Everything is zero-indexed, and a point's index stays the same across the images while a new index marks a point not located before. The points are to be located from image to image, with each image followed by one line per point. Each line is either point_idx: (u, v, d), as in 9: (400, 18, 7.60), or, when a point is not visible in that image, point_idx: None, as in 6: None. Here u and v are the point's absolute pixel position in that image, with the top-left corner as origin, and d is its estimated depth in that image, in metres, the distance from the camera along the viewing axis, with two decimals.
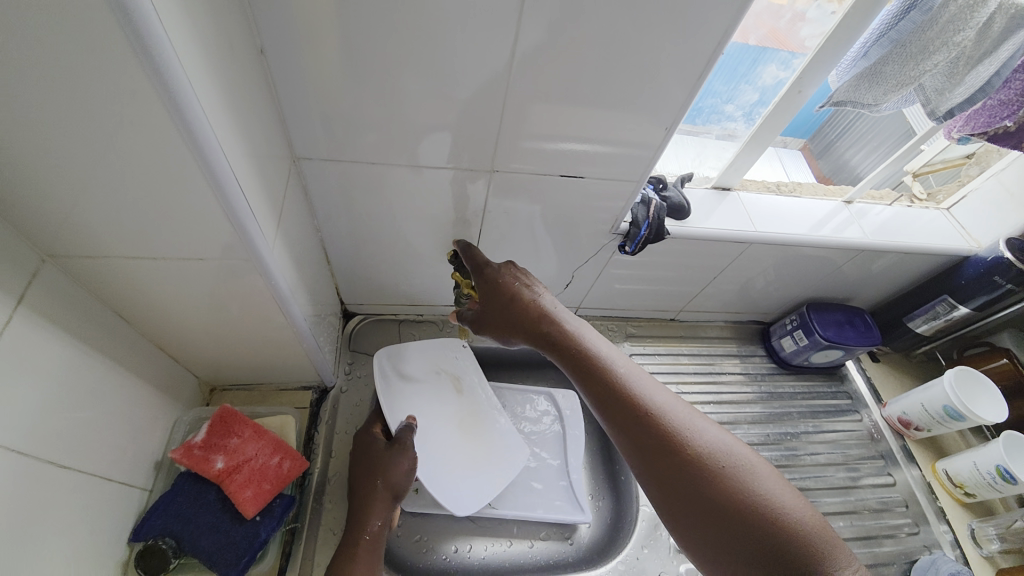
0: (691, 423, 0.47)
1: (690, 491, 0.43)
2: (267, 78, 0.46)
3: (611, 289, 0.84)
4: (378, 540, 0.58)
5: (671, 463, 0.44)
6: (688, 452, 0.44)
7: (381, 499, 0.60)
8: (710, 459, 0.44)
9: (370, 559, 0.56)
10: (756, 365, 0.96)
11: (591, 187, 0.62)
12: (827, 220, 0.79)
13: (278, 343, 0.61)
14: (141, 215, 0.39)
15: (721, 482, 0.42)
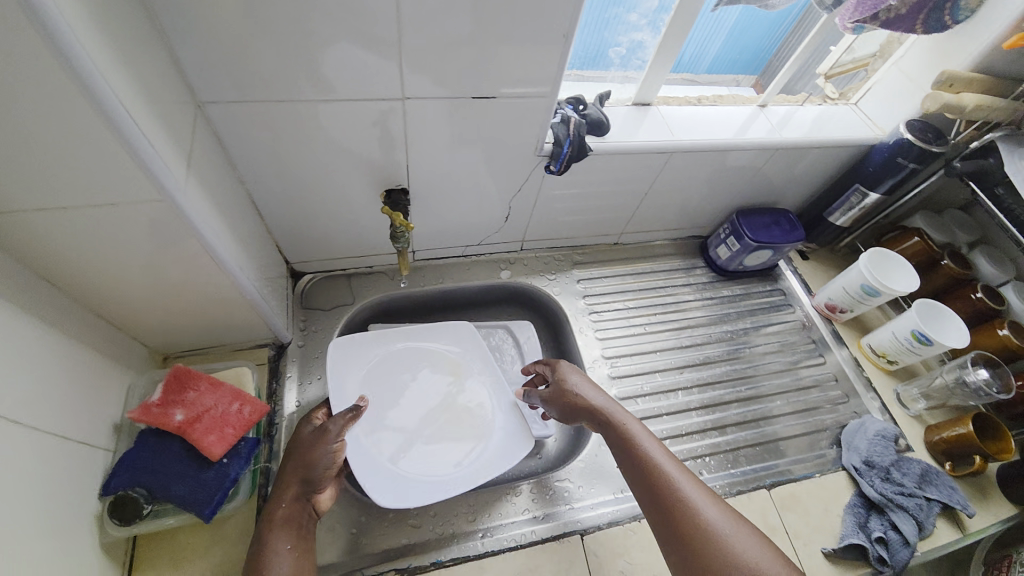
0: (697, 500, 0.55)
1: (688, 565, 0.52)
2: (149, 14, 0.44)
3: (552, 218, 0.87)
4: (295, 522, 0.55)
5: (673, 529, 0.54)
6: (687, 525, 0.54)
7: (295, 482, 0.57)
8: (704, 532, 0.53)
9: (290, 541, 0.54)
10: (697, 276, 1.01)
11: (509, 111, 0.63)
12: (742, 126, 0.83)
13: (220, 303, 0.61)
14: (42, 164, 0.38)
15: (708, 552, 0.51)
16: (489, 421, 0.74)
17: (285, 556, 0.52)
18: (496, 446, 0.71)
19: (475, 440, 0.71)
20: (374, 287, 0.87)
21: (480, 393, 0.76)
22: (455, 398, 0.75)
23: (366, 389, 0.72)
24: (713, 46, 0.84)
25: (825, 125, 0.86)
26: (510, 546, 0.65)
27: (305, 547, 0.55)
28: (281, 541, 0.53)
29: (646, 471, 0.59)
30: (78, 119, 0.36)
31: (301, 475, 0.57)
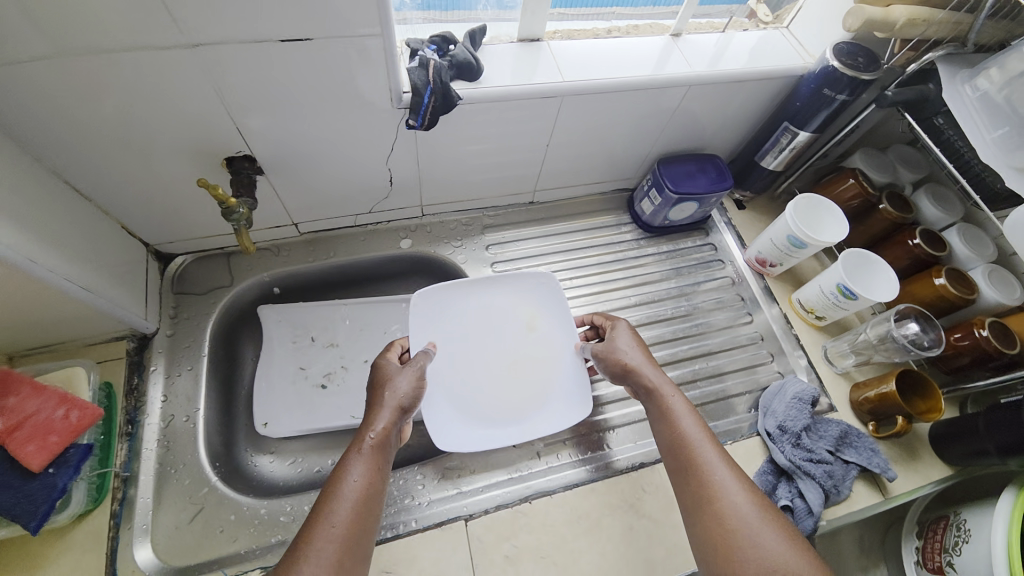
0: (725, 477, 0.55)
1: (696, 524, 0.54)
2: None
3: (446, 180, 0.78)
4: (382, 446, 0.57)
5: (697, 498, 0.54)
6: (710, 499, 0.54)
7: (387, 410, 0.59)
8: (725, 509, 0.53)
9: (373, 461, 0.55)
10: (623, 234, 0.94)
11: (342, 55, 0.53)
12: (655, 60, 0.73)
13: (34, 299, 0.54)
14: None
15: (725, 528, 0.52)
16: (556, 376, 0.75)
17: (362, 474, 0.54)
18: (557, 402, 0.73)
19: (540, 393, 0.73)
20: (257, 266, 0.79)
21: (555, 350, 0.76)
22: (525, 350, 0.76)
23: (449, 337, 0.74)
24: None
25: (749, 57, 0.76)
26: (388, 536, 0.61)
27: (383, 471, 0.56)
28: (369, 460, 0.55)
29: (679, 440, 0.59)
30: None
31: (395, 404, 0.60)
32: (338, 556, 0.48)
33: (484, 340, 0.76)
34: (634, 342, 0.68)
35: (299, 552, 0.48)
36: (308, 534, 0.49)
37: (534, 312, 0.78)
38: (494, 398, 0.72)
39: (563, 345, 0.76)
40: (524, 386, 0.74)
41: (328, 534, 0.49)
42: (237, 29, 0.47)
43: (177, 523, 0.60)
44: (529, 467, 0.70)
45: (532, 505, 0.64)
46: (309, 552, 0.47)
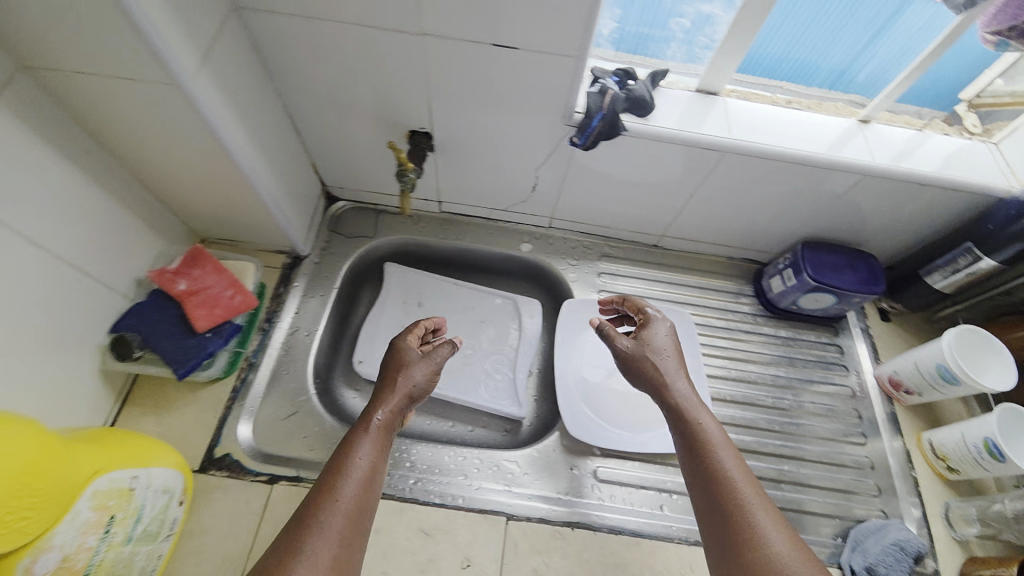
0: (763, 523, 0.48)
1: None
2: None
3: (582, 201, 0.81)
4: (389, 427, 0.57)
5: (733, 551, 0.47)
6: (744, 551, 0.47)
7: (399, 394, 0.59)
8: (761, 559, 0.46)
9: (379, 439, 0.55)
10: (742, 306, 0.89)
11: (538, 68, 0.58)
12: (834, 139, 0.70)
13: (237, 200, 0.67)
14: (64, 25, 0.42)
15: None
16: None
17: (368, 451, 0.53)
18: None
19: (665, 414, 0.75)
20: (398, 229, 0.89)
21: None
22: None
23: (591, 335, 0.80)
24: None
25: (935, 163, 0.69)
26: (435, 502, 0.65)
27: (387, 453, 0.56)
28: (372, 439, 0.55)
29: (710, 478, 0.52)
30: None
31: (406, 388, 0.59)
32: (347, 527, 0.48)
33: None
34: (670, 351, 0.62)
35: (304, 520, 0.47)
36: (313, 503, 0.48)
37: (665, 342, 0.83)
38: (614, 402, 0.76)
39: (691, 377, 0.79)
40: (644, 399, 0.76)
41: (338, 505, 0.49)
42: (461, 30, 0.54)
43: (274, 416, 0.69)
44: (583, 495, 0.67)
45: (574, 531, 0.64)
46: (316, 521, 0.47)
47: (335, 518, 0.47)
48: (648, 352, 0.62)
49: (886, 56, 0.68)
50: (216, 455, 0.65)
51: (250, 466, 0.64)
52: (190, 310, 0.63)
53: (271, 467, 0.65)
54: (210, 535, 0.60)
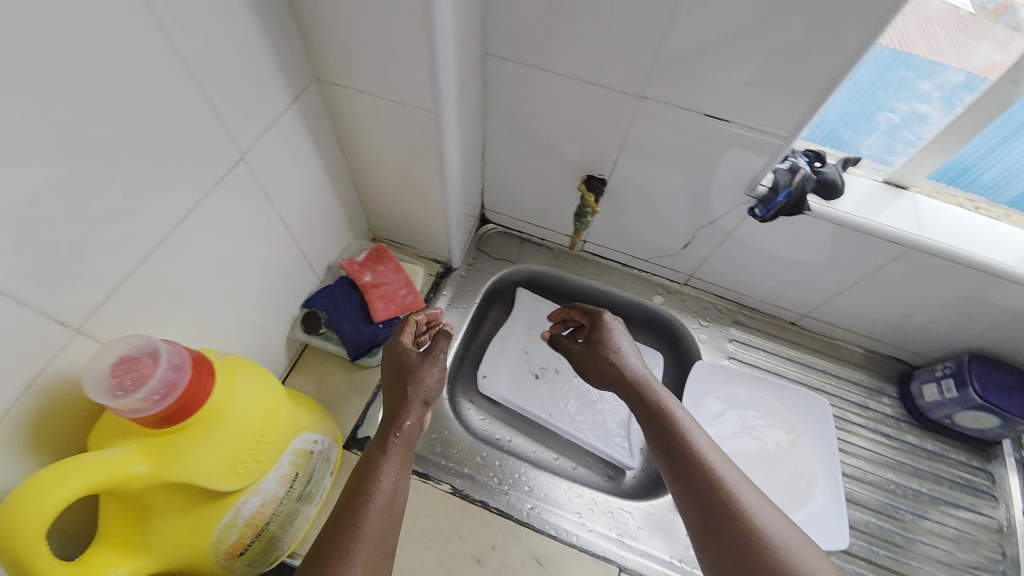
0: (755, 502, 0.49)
1: None
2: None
3: (730, 266, 0.82)
4: (409, 440, 0.57)
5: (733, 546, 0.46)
6: (733, 532, 0.47)
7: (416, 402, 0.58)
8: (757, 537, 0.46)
9: (402, 453, 0.55)
10: (882, 405, 0.86)
11: (742, 141, 0.61)
12: None
13: (427, 211, 0.75)
14: (373, 58, 0.51)
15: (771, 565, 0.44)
16: (810, 496, 0.72)
17: (394, 469, 0.53)
18: (805, 519, 0.70)
19: (789, 503, 0.72)
20: (538, 258, 0.94)
21: (810, 472, 0.74)
22: (781, 457, 0.76)
23: (719, 401, 0.79)
24: None
25: None
26: (549, 533, 0.66)
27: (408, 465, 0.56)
28: (397, 455, 0.55)
29: (691, 462, 0.52)
30: (412, 29, 0.46)
31: (423, 396, 0.59)
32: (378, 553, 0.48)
33: (745, 428, 0.78)
34: (624, 343, 0.65)
35: (332, 555, 0.46)
36: (340, 535, 0.47)
37: (795, 426, 0.78)
38: None
39: (820, 469, 0.75)
40: (768, 482, 0.73)
41: (366, 531, 0.48)
42: (678, 99, 0.59)
43: None
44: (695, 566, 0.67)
45: None
46: (348, 550, 0.46)
47: (365, 546, 0.47)
48: (616, 349, 0.64)
49: (1017, 159, 0.65)
50: (360, 436, 0.70)
51: None
52: (373, 300, 0.71)
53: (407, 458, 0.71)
54: None
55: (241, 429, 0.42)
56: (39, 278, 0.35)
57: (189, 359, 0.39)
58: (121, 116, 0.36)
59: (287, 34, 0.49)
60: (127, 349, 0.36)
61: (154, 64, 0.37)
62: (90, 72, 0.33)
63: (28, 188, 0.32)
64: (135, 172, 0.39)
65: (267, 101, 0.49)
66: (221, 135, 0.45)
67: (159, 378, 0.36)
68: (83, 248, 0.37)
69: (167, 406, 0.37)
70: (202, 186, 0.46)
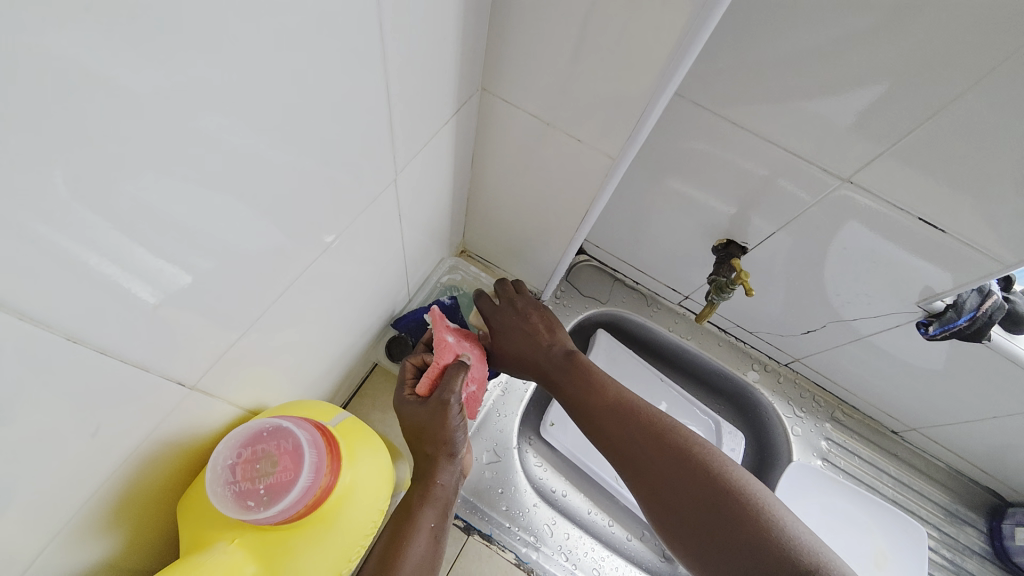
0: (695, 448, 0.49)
1: (693, 521, 0.46)
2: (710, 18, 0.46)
3: (848, 363, 0.74)
4: (443, 498, 0.48)
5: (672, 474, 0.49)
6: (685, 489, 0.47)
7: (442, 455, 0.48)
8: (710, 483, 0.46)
9: (434, 515, 0.46)
10: (967, 537, 0.79)
11: (943, 252, 0.52)
12: None
13: (541, 243, 0.66)
14: (565, 84, 0.43)
15: (736, 505, 0.45)
16: None
17: (428, 537, 0.45)
18: None
19: None
20: (628, 304, 0.85)
21: None
22: None
23: (809, 510, 0.73)
24: None
25: None
26: None
27: (445, 524, 0.48)
28: (429, 516, 0.46)
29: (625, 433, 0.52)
30: (640, 70, 0.38)
31: (445, 448, 0.48)
32: None
33: (831, 541, 0.72)
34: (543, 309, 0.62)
35: None
36: None
37: (882, 547, 0.72)
38: None
39: None
40: None
41: None
42: (888, 192, 0.51)
43: (478, 459, 0.67)
44: None
45: None
46: None
47: None
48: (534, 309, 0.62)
49: None
50: None
51: None
52: (448, 363, 0.52)
53: (467, 514, 0.63)
54: None
55: (357, 530, 0.34)
56: (190, 324, 0.27)
57: (325, 453, 0.32)
58: (316, 133, 0.29)
59: (476, 38, 0.41)
60: (262, 445, 0.30)
61: (364, 70, 0.29)
62: (309, 81, 0.26)
63: (214, 221, 0.25)
64: (309, 196, 0.32)
65: (435, 112, 0.42)
66: (387, 151, 0.38)
67: (299, 490, 0.29)
68: (241, 285, 0.30)
69: (298, 512, 0.30)
70: (356, 209, 0.38)
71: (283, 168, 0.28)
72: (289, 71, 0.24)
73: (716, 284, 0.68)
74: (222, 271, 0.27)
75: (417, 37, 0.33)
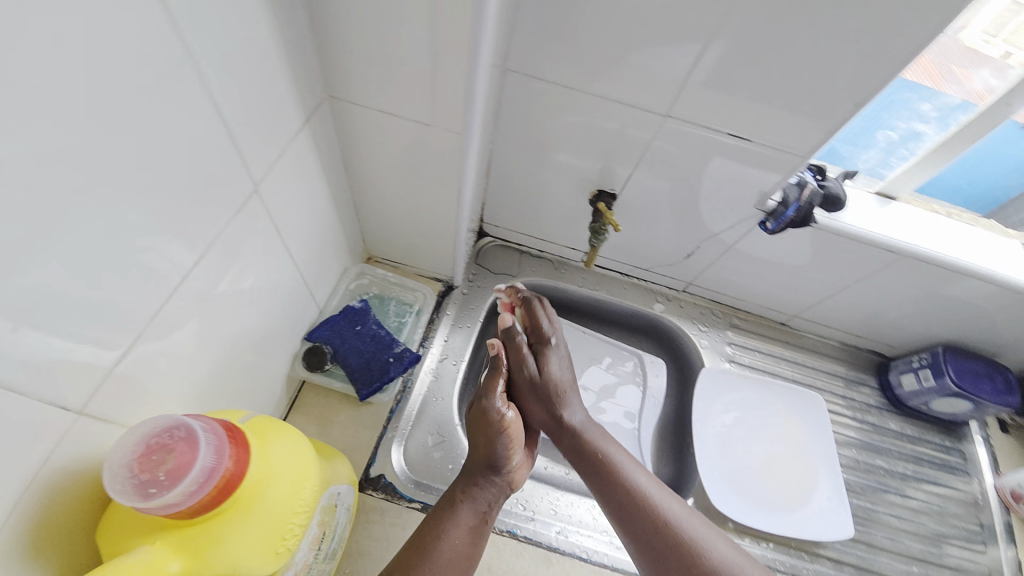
0: (706, 539, 0.57)
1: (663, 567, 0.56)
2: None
3: (729, 273, 0.85)
4: (481, 498, 0.59)
5: (648, 528, 0.58)
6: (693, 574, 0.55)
7: (486, 458, 0.61)
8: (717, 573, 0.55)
9: (471, 510, 0.58)
10: (863, 395, 0.91)
11: (755, 158, 0.63)
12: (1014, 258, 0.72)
13: (434, 231, 0.71)
14: (397, 76, 0.48)
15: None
16: (815, 488, 0.78)
17: (463, 532, 0.56)
18: (816, 512, 0.75)
19: (800, 498, 0.77)
20: (538, 272, 0.92)
21: (814, 467, 0.80)
22: (785, 453, 0.81)
23: (727, 409, 0.83)
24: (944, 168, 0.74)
25: None
26: (582, 556, 0.66)
27: (484, 518, 0.59)
28: (463, 516, 0.57)
29: (643, 514, 0.59)
30: (453, 50, 0.44)
31: (488, 452, 0.61)
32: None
33: (752, 429, 0.82)
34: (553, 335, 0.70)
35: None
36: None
37: (793, 422, 0.83)
38: (748, 478, 0.78)
39: (819, 461, 0.80)
40: (777, 480, 0.78)
41: None
42: (699, 117, 0.60)
43: (425, 444, 0.70)
44: None
45: None
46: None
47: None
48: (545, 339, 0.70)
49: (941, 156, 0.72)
50: (373, 475, 0.65)
51: (404, 491, 0.65)
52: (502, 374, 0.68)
53: (424, 495, 0.66)
54: (368, 557, 0.60)
55: (282, 506, 0.37)
56: (54, 350, 0.29)
57: (225, 436, 0.34)
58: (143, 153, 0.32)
59: (304, 50, 0.45)
60: (155, 435, 0.32)
61: (178, 90, 0.33)
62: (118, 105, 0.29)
63: (51, 242, 0.28)
64: (159, 213, 0.34)
65: (282, 124, 0.45)
66: (238, 164, 0.41)
67: (201, 469, 0.32)
68: (108, 305, 0.32)
69: (207, 495, 0.33)
70: (221, 222, 0.41)
71: (116, 189, 0.31)
72: (92, 98, 0.27)
73: (594, 230, 0.76)
74: (78, 290, 0.30)
75: (236, 55, 0.37)
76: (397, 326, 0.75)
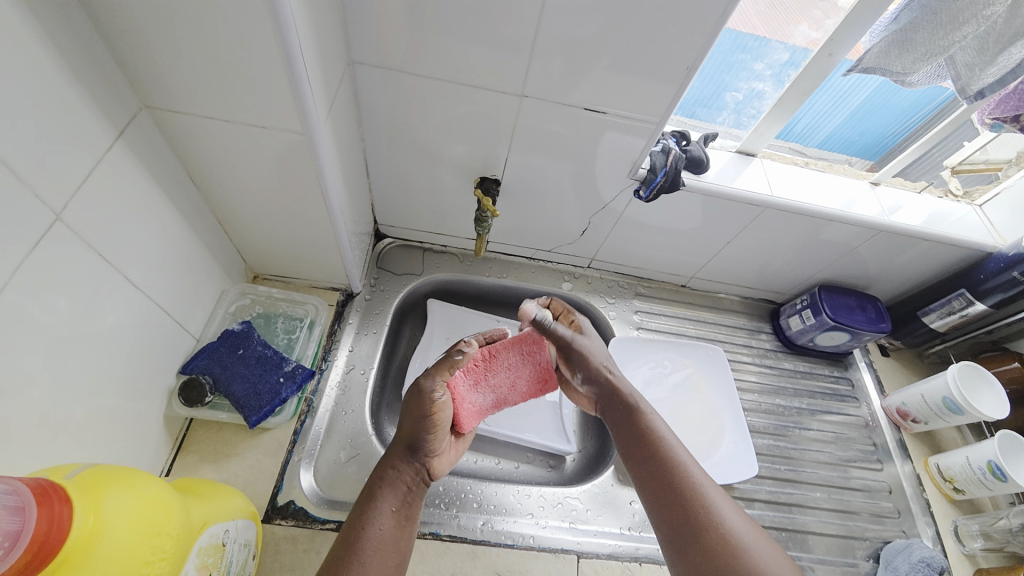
0: (709, 491, 0.51)
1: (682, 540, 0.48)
2: None
3: (624, 244, 0.88)
4: (407, 479, 0.55)
5: (673, 491, 0.51)
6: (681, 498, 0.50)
7: (409, 438, 0.57)
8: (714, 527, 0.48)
9: (398, 493, 0.54)
10: (761, 341, 0.98)
11: (614, 130, 0.65)
12: (879, 198, 0.80)
13: (314, 240, 0.68)
14: (213, 76, 0.45)
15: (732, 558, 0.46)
16: (723, 433, 0.83)
17: (388, 518, 0.51)
18: (725, 457, 0.80)
19: (711, 445, 0.82)
20: (443, 266, 0.91)
21: (720, 415, 0.85)
22: (695, 406, 0.86)
23: (639, 373, 0.87)
24: (832, 121, 0.78)
25: (922, 217, 0.79)
26: (507, 543, 0.66)
27: (412, 501, 0.54)
28: (387, 499, 0.53)
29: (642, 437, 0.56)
30: (261, 42, 0.41)
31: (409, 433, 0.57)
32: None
33: (665, 390, 0.87)
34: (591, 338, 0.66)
35: None
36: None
37: (700, 375, 0.88)
38: None
39: (726, 409, 0.86)
40: (689, 433, 0.83)
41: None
42: (553, 95, 0.61)
43: (336, 459, 0.67)
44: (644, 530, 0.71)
45: (641, 567, 0.67)
46: None
47: None
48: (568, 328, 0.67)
49: (819, 110, 0.76)
50: (280, 503, 0.62)
51: (317, 513, 0.62)
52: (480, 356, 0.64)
53: (338, 513, 0.63)
54: None
55: (121, 556, 0.34)
56: None
57: (32, 497, 0.31)
58: None
59: (96, 58, 0.41)
60: None
61: None
62: None
63: None
64: None
65: (81, 142, 0.41)
66: (23, 195, 0.37)
67: None
68: None
69: (13, 563, 0.29)
70: (13, 259, 0.37)
71: None
72: None
73: (477, 219, 0.76)
74: None
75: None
76: (287, 344, 0.71)
